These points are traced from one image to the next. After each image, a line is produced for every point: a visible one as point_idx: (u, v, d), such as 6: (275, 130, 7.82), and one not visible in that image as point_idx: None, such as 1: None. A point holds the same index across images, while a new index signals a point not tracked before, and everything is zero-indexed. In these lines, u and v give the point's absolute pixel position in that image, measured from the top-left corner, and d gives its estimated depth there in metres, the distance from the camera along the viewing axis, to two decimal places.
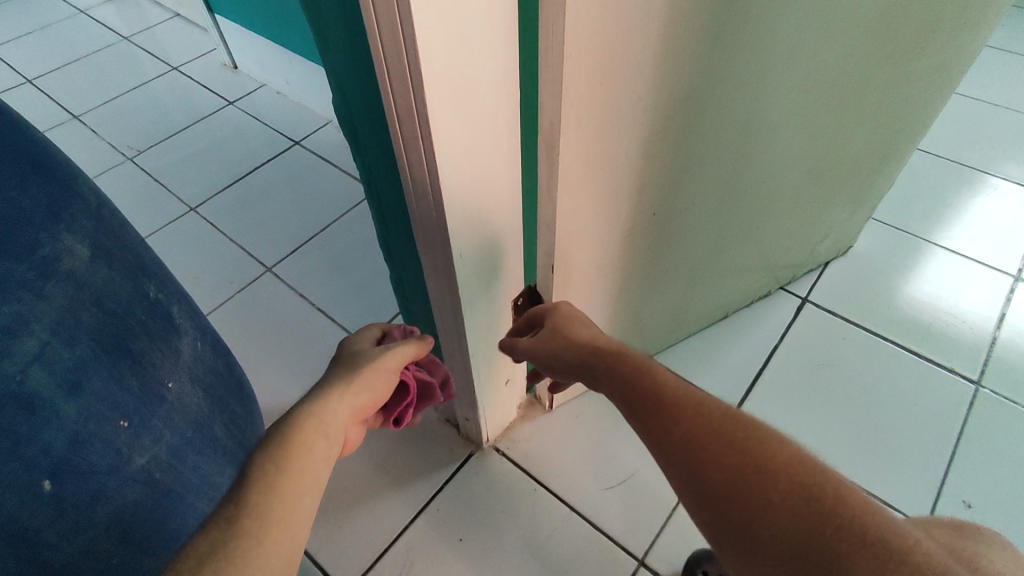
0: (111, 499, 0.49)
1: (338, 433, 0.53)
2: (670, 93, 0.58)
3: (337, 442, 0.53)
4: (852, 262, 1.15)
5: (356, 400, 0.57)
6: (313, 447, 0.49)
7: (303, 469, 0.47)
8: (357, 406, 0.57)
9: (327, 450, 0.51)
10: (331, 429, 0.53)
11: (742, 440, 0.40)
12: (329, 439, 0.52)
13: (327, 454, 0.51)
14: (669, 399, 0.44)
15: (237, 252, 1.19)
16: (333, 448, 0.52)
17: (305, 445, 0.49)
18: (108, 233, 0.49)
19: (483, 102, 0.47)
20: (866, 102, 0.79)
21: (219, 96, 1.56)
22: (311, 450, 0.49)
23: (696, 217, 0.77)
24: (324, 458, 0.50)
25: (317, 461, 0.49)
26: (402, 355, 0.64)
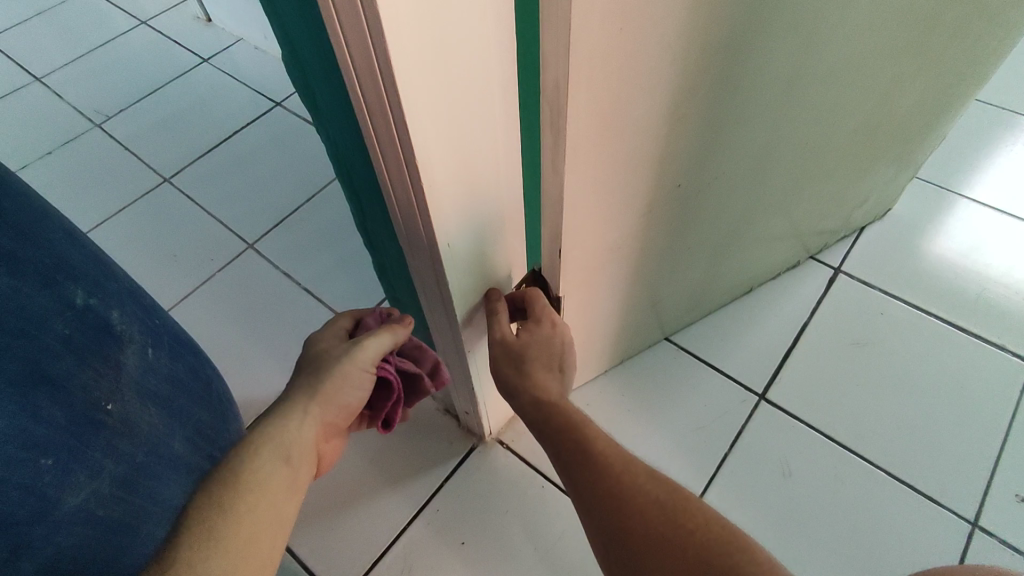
0: (40, 549, 0.41)
1: (305, 457, 0.51)
2: (703, 37, 0.47)
3: (304, 466, 0.51)
4: (890, 226, 1.04)
5: (325, 414, 0.53)
6: (269, 479, 0.47)
7: (258, 504, 0.45)
8: (326, 421, 0.54)
9: (290, 476, 0.49)
10: (295, 452, 0.50)
11: (645, 493, 0.48)
12: (290, 464, 0.49)
13: (288, 482, 0.48)
14: (591, 456, 0.50)
15: (215, 228, 1.10)
16: (297, 476, 0.50)
17: (260, 478, 0.47)
18: (10, 235, 0.41)
19: (468, 59, 0.37)
20: (925, 46, 0.67)
21: (192, 53, 1.43)
22: (267, 485, 0.47)
23: (725, 186, 0.67)
24: (284, 491, 0.47)
25: (274, 494, 0.46)
26: (373, 348, 0.54)
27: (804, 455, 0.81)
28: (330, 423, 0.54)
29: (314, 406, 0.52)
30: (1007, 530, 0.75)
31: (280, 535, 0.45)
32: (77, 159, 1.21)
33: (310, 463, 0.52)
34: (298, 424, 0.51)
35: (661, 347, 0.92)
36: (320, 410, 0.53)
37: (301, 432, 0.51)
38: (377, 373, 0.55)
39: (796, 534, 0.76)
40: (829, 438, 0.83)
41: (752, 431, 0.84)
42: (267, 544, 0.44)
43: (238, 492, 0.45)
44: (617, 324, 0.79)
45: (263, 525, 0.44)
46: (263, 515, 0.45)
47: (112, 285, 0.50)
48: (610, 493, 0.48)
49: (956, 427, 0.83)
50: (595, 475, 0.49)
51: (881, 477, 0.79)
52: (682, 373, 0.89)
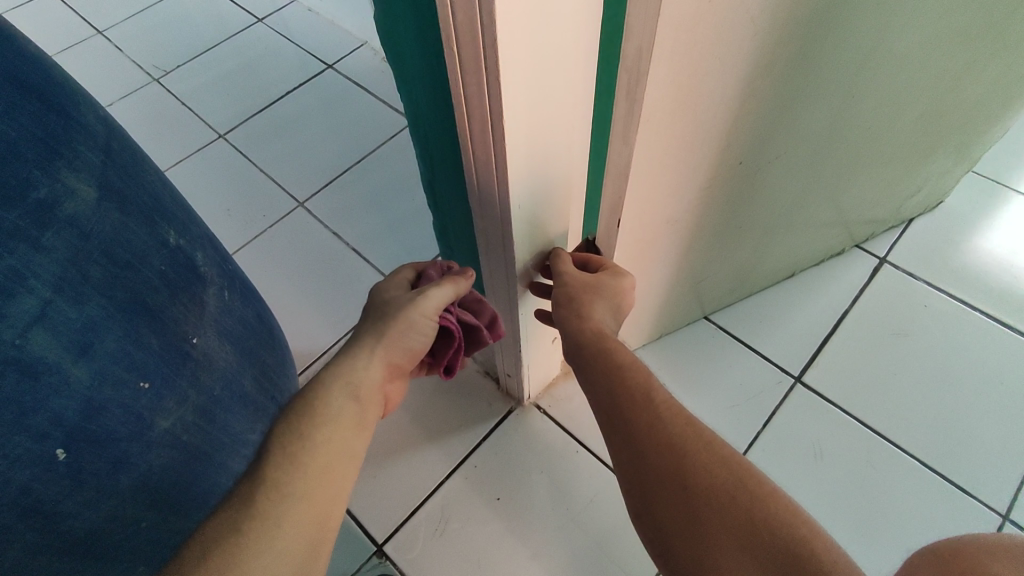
0: (135, 465, 0.44)
1: (373, 396, 0.53)
2: (787, 12, 0.47)
3: (372, 405, 0.53)
4: (940, 218, 1.02)
5: (391, 355, 0.54)
6: (339, 416, 0.49)
7: (331, 437, 0.48)
8: (392, 362, 0.55)
9: (360, 413, 0.51)
10: (364, 391, 0.52)
11: (683, 440, 0.44)
12: (360, 402, 0.51)
13: (358, 420, 0.50)
14: (629, 397, 0.47)
15: (268, 185, 1.13)
16: (366, 414, 0.52)
17: (332, 413, 0.49)
18: (118, 171, 0.43)
19: (561, 25, 0.38)
20: (1005, 34, 0.67)
21: (248, 12, 1.45)
22: (338, 420, 0.49)
23: (785, 166, 0.68)
24: (353, 424, 0.50)
25: (345, 430, 0.49)
26: (438, 297, 0.55)
27: (838, 441, 0.82)
28: (396, 365, 0.55)
29: (381, 347, 0.54)
30: None
31: (352, 466, 0.48)
32: (136, 111, 1.25)
33: (378, 403, 0.54)
34: (366, 363, 0.53)
35: (701, 325, 0.93)
36: (386, 351, 0.54)
37: (370, 371, 0.53)
38: (440, 321, 0.56)
39: (825, 515, 0.77)
40: (862, 424, 0.84)
41: (785, 413, 0.85)
42: (340, 476, 0.47)
43: (312, 426, 0.48)
44: (661, 298, 0.81)
45: (333, 456, 0.47)
46: (336, 448, 0.48)
47: (196, 229, 0.53)
48: (653, 434, 0.45)
49: (993, 421, 0.83)
50: (636, 414, 0.46)
51: (914, 464, 0.80)
52: (719, 352, 0.91)
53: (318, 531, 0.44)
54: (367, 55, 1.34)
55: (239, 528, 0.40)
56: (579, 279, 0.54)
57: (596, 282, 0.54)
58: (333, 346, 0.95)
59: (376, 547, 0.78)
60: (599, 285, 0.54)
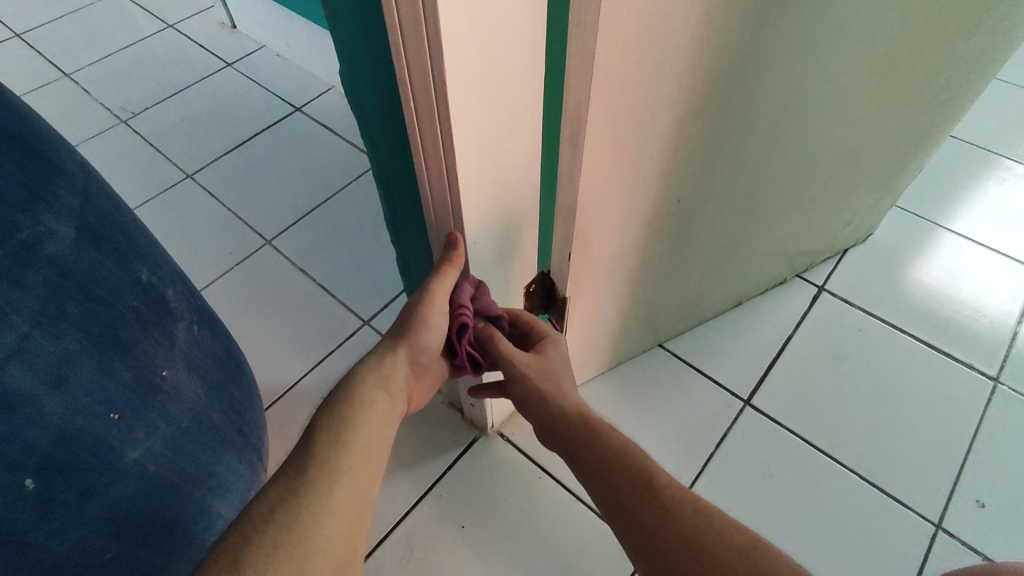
0: (103, 494, 0.46)
1: (400, 390, 0.54)
2: (708, 70, 0.54)
3: (399, 398, 0.54)
4: (871, 250, 1.11)
5: (414, 354, 0.55)
6: (375, 406, 0.52)
7: (369, 424, 0.50)
8: (414, 361, 0.55)
9: (390, 405, 0.53)
10: (394, 385, 0.53)
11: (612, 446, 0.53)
12: (390, 395, 0.53)
13: (390, 410, 0.53)
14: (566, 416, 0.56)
15: (235, 223, 1.15)
16: (395, 407, 0.53)
17: (368, 402, 0.51)
18: (95, 213, 0.46)
19: (505, 81, 0.44)
20: (905, 86, 0.76)
21: (217, 57, 1.49)
22: (374, 409, 0.51)
23: (721, 203, 0.74)
24: (386, 412, 0.52)
25: (381, 416, 0.52)
26: (443, 290, 0.53)
27: (786, 459, 0.87)
28: (419, 363, 0.56)
29: (403, 346, 0.54)
30: (969, 532, 0.81)
31: (383, 451, 0.51)
32: (103, 151, 1.27)
33: (403, 399, 0.55)
34: (392, 361, 0.54)
35: (655, 353, 0.98)
36: (409, 352, 0.54)
37: (396, 367, 0.54)
38: (453, 315, 0.55)
39: (775, 530, 0.81)
40: (806, 442, 0.89)
41: (736, 435, 0.89)
42: (376, 458, 0.50)
43: (352, 412, 0.50)
44: (615, 328, 0.85)
45: (372, 444, 0.50)
46: (372, 435, 0.50)
47: (168, 266, 0.56)
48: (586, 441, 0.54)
49: (925, 437, 0.89)
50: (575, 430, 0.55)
51: (856, 481, 0.85)
52: (674, 378, 0.95)
53: (358, 515, 0.47)
54: (334, 98, 1.39)
55: (287, 515, 0.44)
56: (537, 364, 0.58)
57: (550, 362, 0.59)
58: (299, 380, 0.96)
59: None
60: (556, 366, 0.59)
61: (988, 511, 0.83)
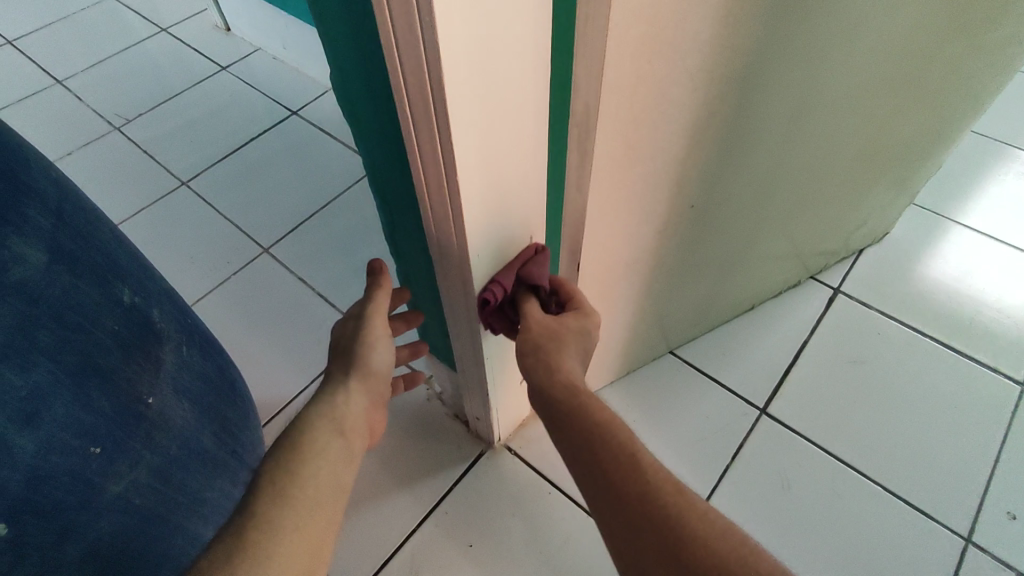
0: (85, 534, 0.43)
1: (357, 428, 0.52)
2: (726, 67, 0.50)
3: (358, 437, 0.52)
4: (887, 249, 1.07)
5: (367, 387, 0.54)
6: (327, 449, 0.48)
7: (321, 469, 0.47)
8: (370, 394, 0.54)
9: (346, 446, 0.50)
10: (348, 425, 0.51)
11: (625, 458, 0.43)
12: (345, 435, 0.50)
13: (345, 452, 0.49)
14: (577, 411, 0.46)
15: (231, 231, 1.12)
16: (352, 447, 0.50)
17: (319, 447, 0.48)
18: (71, 233, 0.43)
19: (508, 84, 0.40)
20: (927, 80, 0.72)
21: (212, 61, 1.46)
22: (326, 454, 0.48)
23: (735, 206, 0.70)
24: (340, 456, 0.49)
25: (335, 462, 0.48)
26: (381, 313, 0.56)
27: (805, 471, 0.84)
28: (376, 392, 0.55)
29: (354, 380, 0.53)
30: (998, 544, 0.77)
31: (340, 499, 0.47)
32: (96, 159, 1.24)
33: (363, 436, 0.53)
34: (345, 399, 0.52)
35: (666, 360, 0.95)
36: (363, 383, 0.54)
37: (351, 406, 0.52)
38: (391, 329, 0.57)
39: (795, 546, 0.78)
40: (826, 452, 0.85)
41: (752, 445, 0.86)
42: (330, 510, 0.46)
43: (302, 460, 0.46)
44: (625, 337, 0.82)
45: (326, 489, 0.46)
46: (325, 482, 0.46)
47: (154, 285, 0.53)
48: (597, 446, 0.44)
49: (949, 445, 0.86)
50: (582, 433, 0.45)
51: (878, 492, 0.82)
52: (686, 386, 0.92)
53: (312, 561, 0.43)
54: (331, 101, 1.35)
55: (236, 553, 0.39)
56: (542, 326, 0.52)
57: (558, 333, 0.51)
58: (298, 394, 0.93)
59: None
60: (563, 334, 0.51)
61: (1018, 524, 0.79)
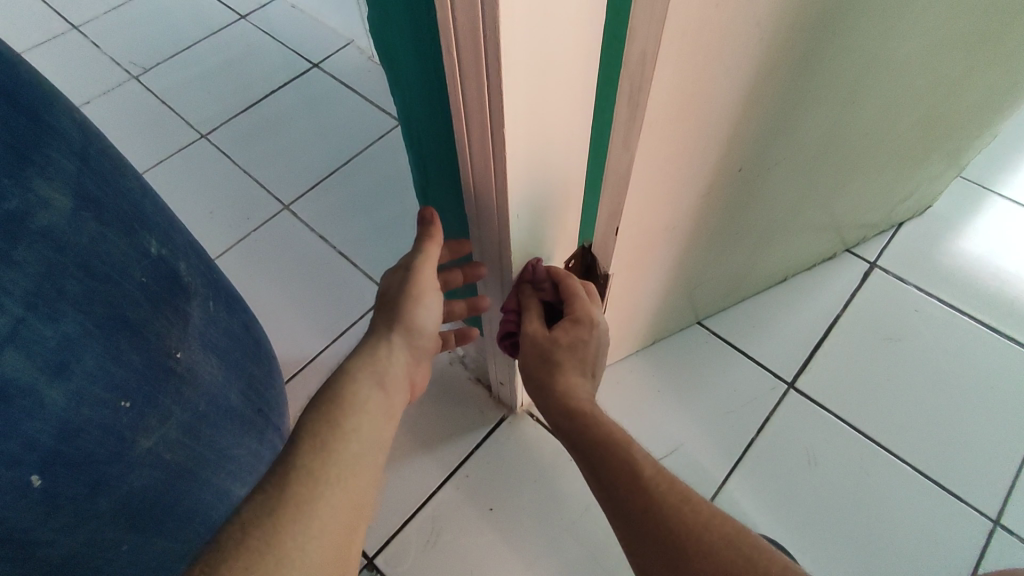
0: (116, 487, 0.42)
1: (398, 383, 0.52)
2: (794, 17, 0.47)
3: (399, 393, 0.52)
4: (929, 223, 1.03)
5: (411, 341, 0.54)
6: (370, 403, 0.49)
7: (364, 425, 0.47)
8: (412, 346, 0.55)
9: (387, 401, 0.50)
10: (389, 380, 0.51)
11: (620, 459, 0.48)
12: (385, 390, 0.51)
13: (386, 407, 0.50)
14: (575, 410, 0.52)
15: (251, 187, 1.10)
16: (393, 402, 0.51)
17: (361, 399, 0.48)
18: (95, 178, 0.41)
19: (562, 27, 0.37)
20: (1000, 42, 0.67)
21: (229, 9, 1.41)
22: (370, 406, 0.49)
23: (783, 172, 0.67)
24: (381, 410, 0.49)
25: (375, 417, 0.48)
26: (431, 264, 0.52)
27: (832, 447, 0.82)
28: (417, 346, 0.55)
29: (397, 334, 0.53)
30: None
31: (380, 453, 0.48)
32: (114, 109, 1.21)
33: (403, 391, 0.53)
34: (388, 353, 0.52)
35: (693, 330, 0.93)
36: (404, 337, 0.54)
37: (392, 360, 0.52)
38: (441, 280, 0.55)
39: (820, 522, 0.77)
40: (855, 429, 0.84)
41: (779, 419, 0.84)
42: (373, 460, 0.47)
43: (347, 412, 0.47)
44: (654, 306, 0.80)
45: (369, 444, 0.47)
46: (368, 434, 0.47)
47: (180, 238, 0.51)
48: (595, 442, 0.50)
49: (982, 426, 0.84)
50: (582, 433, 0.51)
51: (907, 471, 0.80)
52: (714, 358, 0.90)
53: (356, 514, 0.43)
54: (353, 54, 1.31)
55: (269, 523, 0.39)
56: (536, 349, 0.55)
57: (553, 353, 0.54)
58: (320, 353, 0.93)
59: (367, 560, 0.76)
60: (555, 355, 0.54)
61: None
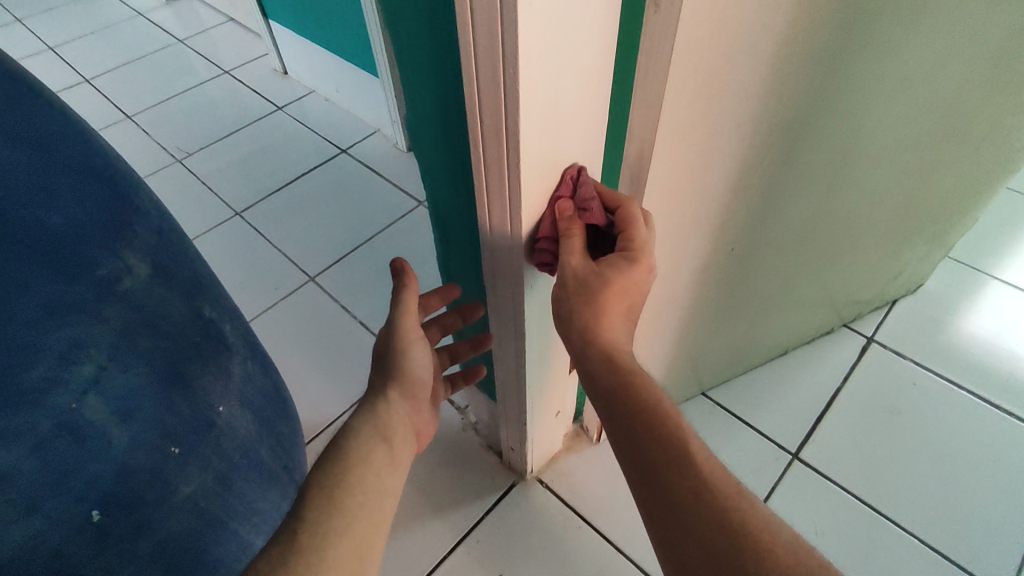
0: (157, 529, 0.46)
1: (400, 434, 0.56)
2: (770, 119, 0.54)
3: (402, 443, 0.56)
4: (922, 301, 1.08)
5: (405, 392, 0.59)
6: (374, 458, 0.52)
7: (367, 477, 0.51)
8: (408, 398, 0.59)
9: (389, 451, 0.54)
10: (390, 431, 0.55)
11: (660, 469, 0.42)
12: (389, 442, 0.54)
13: (390, 458, 0.54)
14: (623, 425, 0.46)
15: (280, 260, 1.18)
16: (396, 453, 0.55)
17: (365, 456, 0.52)
18: (168, 250, 0.47)
19: (569, 128, 0.44)
20: (964, 136, 0.74)
21: (269, 101, 1.56)
22: (373, 460, 0.52)
23: (773, 250, 0.73)
24: (384, 463, 0.53)
25: (379, 469, 0.52)
26: (409, 314, 0.56)
27: (839, 519, 0.83)
28: (415, 397, 0.60)
29: (393, 388, 0.58)
30: None
31: (386, 504, 0.51)
32: (158, 189, 1.32)
33: (407, 443, 0.57)
34: (386, 406, 0.56)
35: (698, 401, 0.96)
36: (402, 392, 0.58)
37: (392, 414, 0.56)
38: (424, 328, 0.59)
39: None
40: (861, 501, 0.84)
41: (784, 490, 0.86)
42: (378, 513, 0.50)
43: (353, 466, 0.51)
44: (659, 376, 0.83)
45: (372, 494, 0.50)
46: (374, 488, 0.50)
47: (228, 303, 0.57)
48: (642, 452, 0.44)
49: (988, 500, 0.84)
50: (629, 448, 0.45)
51: (916, 544, 0.81)
52: (719, 428, 0.93)
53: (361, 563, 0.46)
54: (379, 142, 1.43)
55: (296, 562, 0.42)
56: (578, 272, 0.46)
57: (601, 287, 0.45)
58: (337, 417, 0.96)
59: None
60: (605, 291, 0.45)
61: None
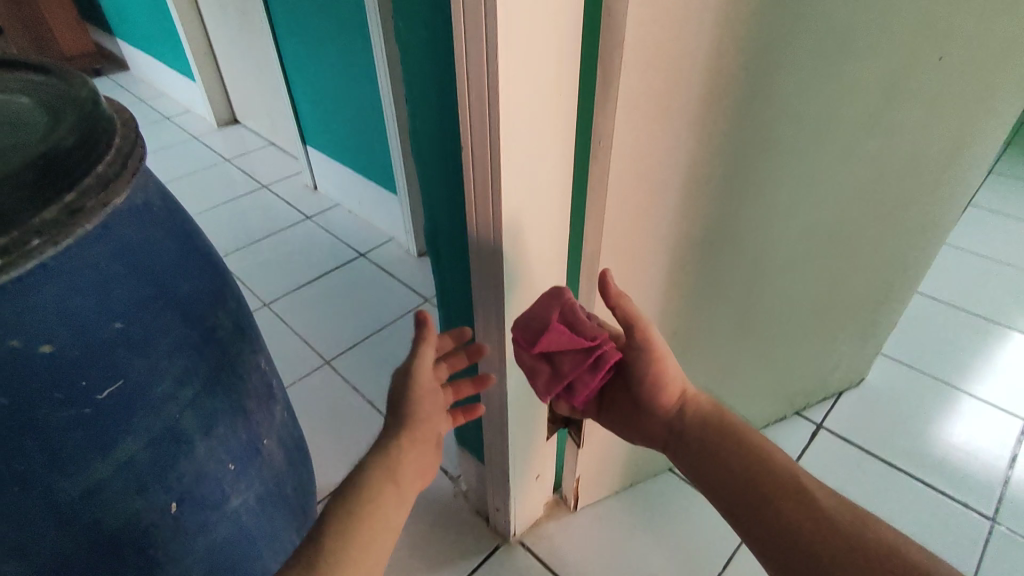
0: (210, 529, 0.60)
1: (407, 480, 0.57)
2: (692, 233, 0.73)
3: (408, 489, 0.57)
4: (866, 394, 1.21)
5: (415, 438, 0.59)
6: (383, 504, 0.54)
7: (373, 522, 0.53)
8: (419, 447, 0.59)
9: (395, 497, 0.55)
10: (398, 478, 0.56)
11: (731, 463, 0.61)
12: (395, 490, 0.56)
13: (393, 504, 0.55)
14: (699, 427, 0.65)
15: (301, 346, 1.34)
16: (401, 498, 0.56)
17: (377, 501, 0.54)
18: (246, 315, 0.63)
19: (539, 235, 0.63)
20: (860, 251, 0.93)
21: (299, 211, 1.80)
22: (381, 507, 0.54)
23: (712, 338, 0.88)
24: (393, 508, 0.55)
25: (384, 515, 0.54)
26: (426, 364, 0.61)
27: None
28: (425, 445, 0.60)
29: (404, 437, 0.58)
30: None
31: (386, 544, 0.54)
32: None
33: (412, 485, 0.58)
34: (397, 454, 0.57)
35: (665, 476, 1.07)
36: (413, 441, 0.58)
37: (403, 460, 0.57)
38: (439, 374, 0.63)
39: None
40: None
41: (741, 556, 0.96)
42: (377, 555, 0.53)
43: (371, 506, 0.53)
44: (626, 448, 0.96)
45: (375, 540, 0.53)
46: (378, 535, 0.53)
47: None
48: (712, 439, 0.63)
49: None
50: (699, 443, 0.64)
51: None
52: (684, 500, 1.04)
53: None
54: (392, 247, 1.64)
55: None
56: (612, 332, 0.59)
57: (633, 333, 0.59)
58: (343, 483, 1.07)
59: None
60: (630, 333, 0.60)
61: None
